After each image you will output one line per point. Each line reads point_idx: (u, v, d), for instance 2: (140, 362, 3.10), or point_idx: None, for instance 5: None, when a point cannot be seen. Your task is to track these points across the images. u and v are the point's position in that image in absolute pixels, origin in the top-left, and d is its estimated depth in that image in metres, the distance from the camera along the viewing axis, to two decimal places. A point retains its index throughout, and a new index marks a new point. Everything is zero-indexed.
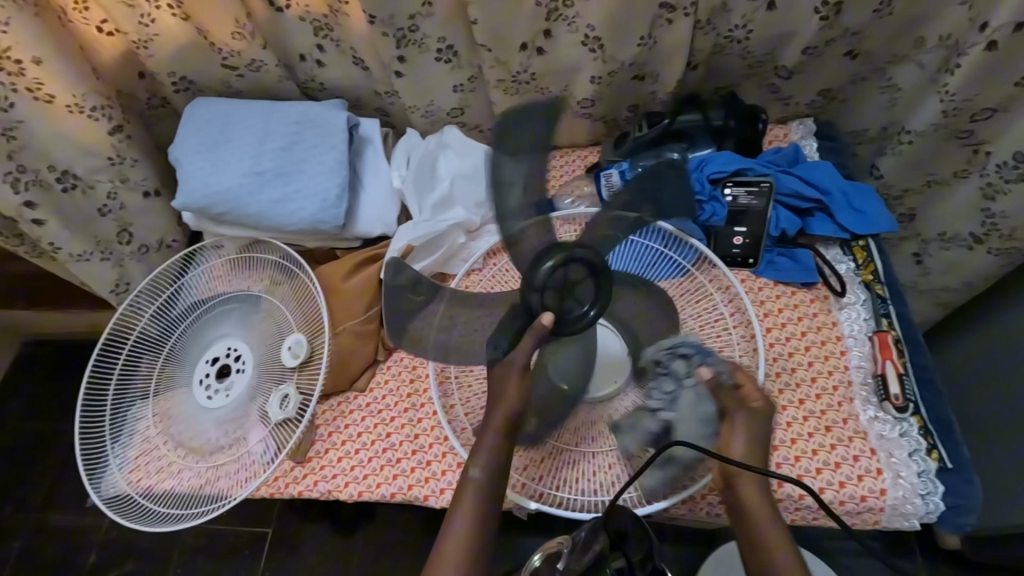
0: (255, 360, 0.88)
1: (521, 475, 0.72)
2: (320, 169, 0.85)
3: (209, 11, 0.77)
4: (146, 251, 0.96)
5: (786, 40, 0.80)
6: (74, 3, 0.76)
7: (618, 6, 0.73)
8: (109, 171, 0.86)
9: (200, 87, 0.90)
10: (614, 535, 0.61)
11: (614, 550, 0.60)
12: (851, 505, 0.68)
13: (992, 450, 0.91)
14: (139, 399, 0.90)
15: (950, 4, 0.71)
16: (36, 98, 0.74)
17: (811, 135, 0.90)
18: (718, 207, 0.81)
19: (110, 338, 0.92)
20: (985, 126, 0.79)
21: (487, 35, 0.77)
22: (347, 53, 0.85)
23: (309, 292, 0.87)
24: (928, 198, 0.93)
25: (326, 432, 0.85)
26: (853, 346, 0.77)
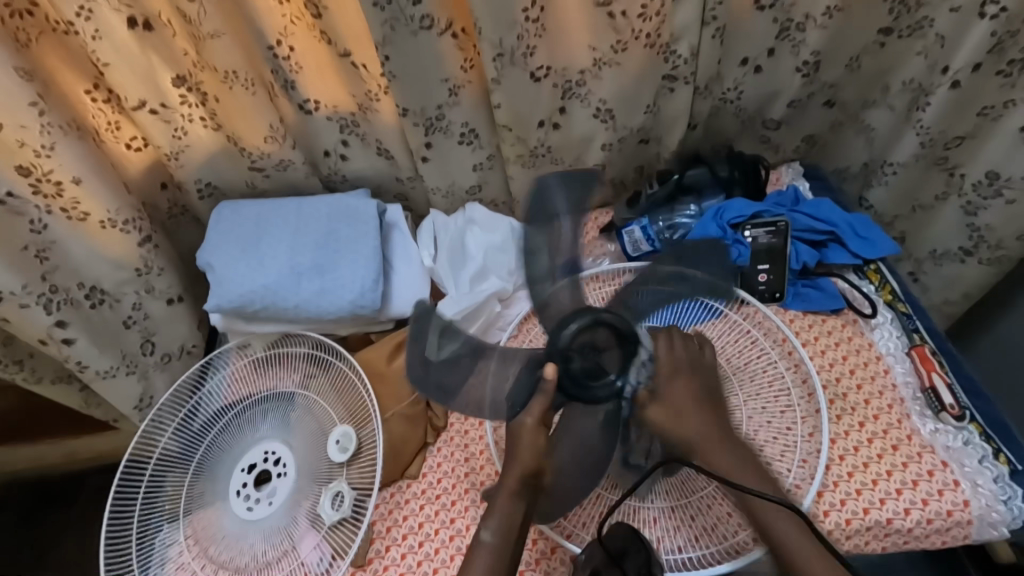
0: (297, 462, 0.81)
1: (569, 523, 0.69)
2: (355, 256, 0.86)
3: (244, 119, 0.81)
4: (168, 360, 0.93)
5: (772, 97, 0.90)
6: (107, 124, 0.79)
7: (627, 81, 0.82)
8: (136, 282, 0.84)
9: (223, 191, 0.92)
10: (616, 554, 0.64)
11: (612, 566, 0.63)
12: (939, 522, 0.69)
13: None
14: (165, 522, 0.81)
15: (909, 55, 0.84)
16: (70, 217, 0.75)
17: (801, 176, 0.98)
18: (742, 249, 0.85)
19: (129, 460, 0.83)
20: (958, 152, 0.90)
21: (510, 116, 0.82)
22: (371, 145, 0.89)
23: (350, 380, 0.82)
24: (915, 221, 1.02)
25: (384, 528, 0.80)
26: (895, 363, 0.80)
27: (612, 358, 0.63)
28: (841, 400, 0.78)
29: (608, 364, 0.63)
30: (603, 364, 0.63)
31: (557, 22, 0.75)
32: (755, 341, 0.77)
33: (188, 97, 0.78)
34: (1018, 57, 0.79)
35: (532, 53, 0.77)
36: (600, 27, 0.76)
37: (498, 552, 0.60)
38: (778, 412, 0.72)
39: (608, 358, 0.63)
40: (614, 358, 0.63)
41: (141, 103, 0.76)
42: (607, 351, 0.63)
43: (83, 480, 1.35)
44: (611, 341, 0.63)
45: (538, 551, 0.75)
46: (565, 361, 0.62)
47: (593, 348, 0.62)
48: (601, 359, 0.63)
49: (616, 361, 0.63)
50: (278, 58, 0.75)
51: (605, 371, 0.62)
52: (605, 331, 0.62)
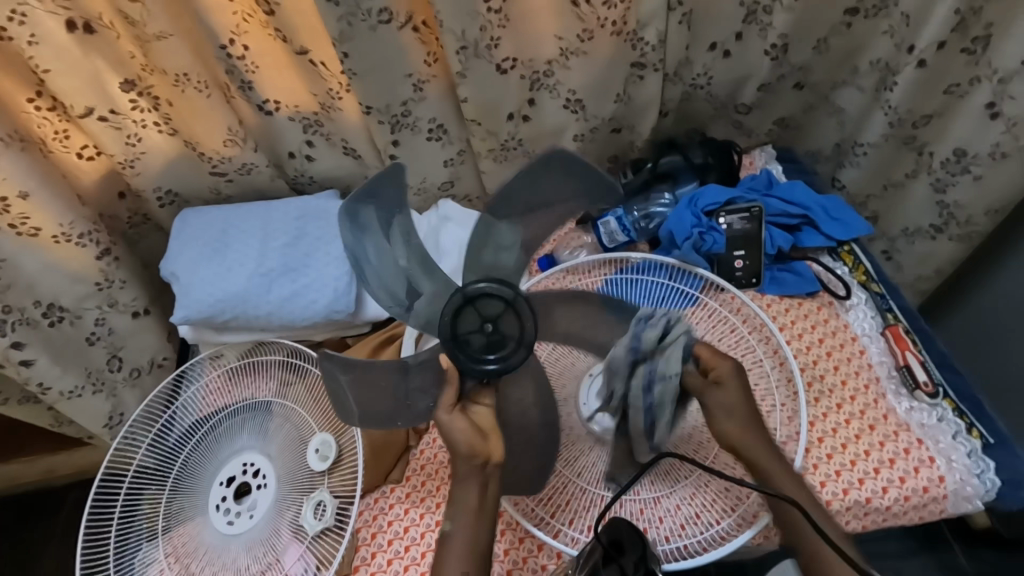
0: (277, 472, 0.79)
1: (554, 520, 0.68)
2: (325, 260, 0.84)
3: (201, 122, 0.78)
4: (138, 375, 0.91)
5: (742, 81, 0.90)
6: (54, 133, 0.75)
7: (596, 71, 0.80)
8: (97, 297, 0.82)
9: (185, 198, 0.88)
10: (611, 547, 0.61)
11: (609, 563, 0.60)
12: (916, 498, 0.70)
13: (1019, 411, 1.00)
14: (144, 541, 0.78)
15: (875, 34, 0.84)
16: (20, 233, 0.72)
17: (774, 159, 0.98)
18: (717, 236, 0.85)
19: (103, 476, 0.79)
20: (926, 130, 0.91)
21: (477, 109, 0.80)
22: (337, 145, 0.86)
23: (326, 387, 0.80)
24: (887, 199, 1.03)
25: (369, 534, 0.79)
26: (870, 344, 0.81)
27: (507, 322, 0.60)
28: (818, 382, 0.78)
29: (505, 332, 0.60)
30: (504, 333, 0.60)
31: (520, 12, 0.73)
32: (735, 329, 0.76)
33: (139, 102, 0.74)
34: (981, 34, 0.79)
35: (497, 45, 0.74)
36: (565, 16, 0.74)
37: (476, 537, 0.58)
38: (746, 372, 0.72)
39: (505, 322, 0.60)
40: (511, 322, 0.60)
41: (89, 110, 0.72)
42: (499, 318, 0.60)
43: (62, 495, 1.31)
44: (500, 308, 0.60)
45: (529, 551, 0.75)
46: (464, 345, 0.60)
47: (487, 320, 0.60)
48: (502, 327, 0.60)
49: (512, 324, 0.60)
50: (232, 58, 0.71)
51: (504, 338, 0.60)
52: (491, 299, 0.60)
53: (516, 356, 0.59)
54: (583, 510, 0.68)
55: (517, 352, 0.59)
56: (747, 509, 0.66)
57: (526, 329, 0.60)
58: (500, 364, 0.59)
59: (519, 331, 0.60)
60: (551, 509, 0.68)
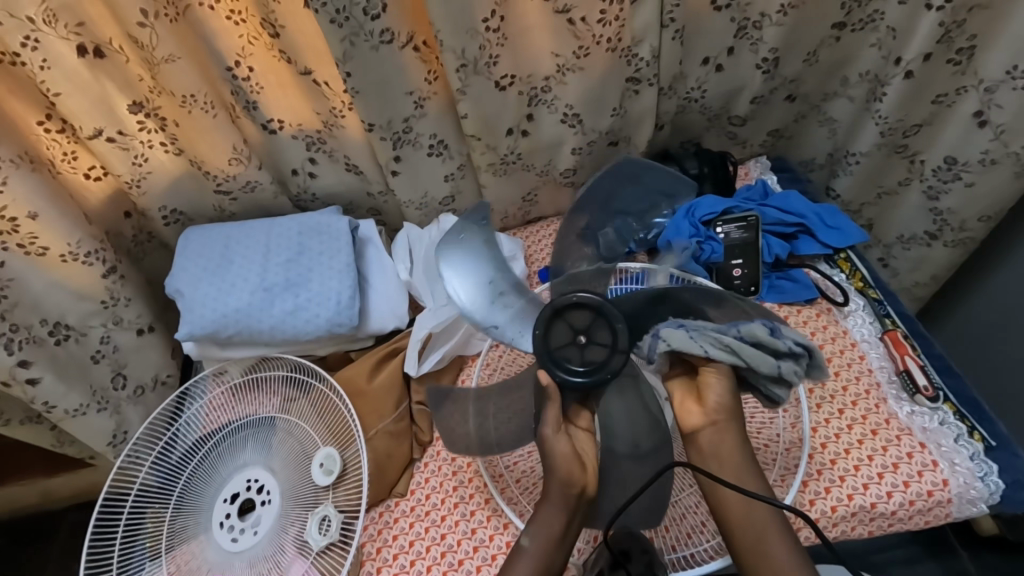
0: (282, 488, 0.79)
1: None
2: (329, 274, 0.85)
3: (207, 142, 0.79)
4: (142, 392, 0.91)
5: (736, 94, 0.92)
6: (63, 154, 0.76)
7: (593, 86, 0.82)
8: (102, 314, 0.83)
9: (190, 216, 0.90)
10: (619, 555, 0.63)
11: (616, 568, 0.62)
12: (921, 503, 0.70)
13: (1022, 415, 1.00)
14: (147, 560, 0.77)
15: (864, 47, 0.86)
16: (28, 253, 0.73)
17: (768, 170, 1.00)
18: (715, 244, 0.86)
19: (107, 495, 0.79)
20: (917, 139, 0.93)
21: (477, 125, 0.82)
22: (340, 162, 0.88)
23: (330, 400, 0.80)
24: (882, 206, 1.04)
25: (374, 549, 0.79)
26: (869, 349, 0.82)
27: (600, 332, 0.62)
28: (820, 388, 0.79)
29: (599, 343, 0.61)
30: (595, 339, 0.61)
31: (518, 30, 0.75)
32: None
33: (146, 123, 0.76)
34: (965, 46, 0.81)
35: (496, 63, 0.77)
36: (561, 34, 0.77)
37: None
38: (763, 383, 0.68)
39: (595, 332, 0.62)
40: (599, 329, 0.62)
41: (97, 131, 0.73)
42: (590, 326, 0.62)
43: (61, 517, 1.30)
44: (590, 317, 0.62)
45: None
46: (560, 359, 0.61)
47: (579, 331, 0.62)
48: (598, 337, 0.62)
49: (607, 335, 0.62)
50: (237, 78, 0.73)
51: (601, 349, 0.61)
52: (579, 310, 0.63)
53: (614, 364, 0.60)
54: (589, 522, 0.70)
55: (615, 361, 0.61)
56: None
57: (618, 337, 0.61)
58: (597, 373, 0.60)
59: (613, 340, 0.61)
60: None
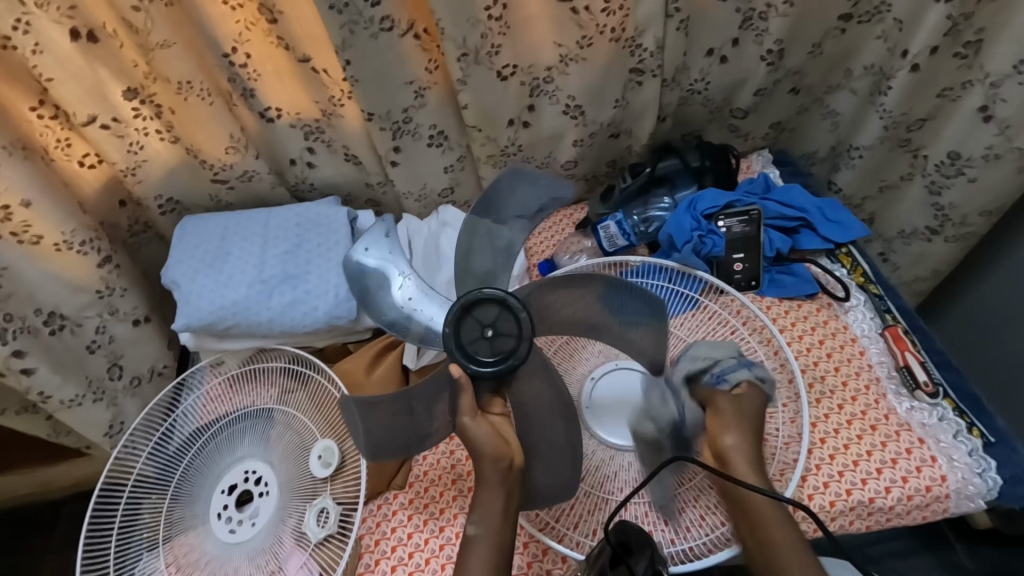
0: (280, 479, 0.79)
1: (558, 525, 0.70)
2: (327, 266, 0.84)
3: (203, 130, 0.78)
4: (138, 383, 0.90)
5: (739, 86, 0.91)
6: (57, 141, 0.75)
7: (595, 76, 0.81)
8: (98, 305, 0.82)
9: (186, 205, 0.88)
10: (619, 548, 0.61)
11: (617, 564, 0.60)
12: (919, 498, 0.70)
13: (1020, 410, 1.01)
14: (145, 550, 0.77)
15: (869, 39, 0.85)
16: (21, 241, 0.72)
17: (770, 163, 0.99)
18: (717, 239, 0.85)
19: (102, 486, 0.78)
20: (920, 134, 0.92)
21: (477, 115, 0.81)
22: (338, 152, 0.87)
23: (328, 392, 0.80)
24: (884, 201, 1.04)
25: (373, 541, 0.79)
26: (869, 344, 0.82)
27: (506, 324, 0.61)
28: (820, 383, 0.79)
29: (507, 334, 0.61)
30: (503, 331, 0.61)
31: (520, 18, 0.74)
32: (735, 330, 0.76)
33: (141, 110, 0.75)
34: (973, 39, 0.80)
35: (497, 52, 0.75)
36: (564, 23, 0.75)
37: (492, 536, 0.57)
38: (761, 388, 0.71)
39: (501, 325, 0.61)
40: (506, 319, 0.62)
41: (91, 118, 0.72)
42: (496, 319, 0.61)
43: (58, 507, 1.29)
44: (497, 311, 0.62)
45: (549, 562, 0.73)
46: (469, 355, 0.60)
47: (485, 326, 0.61)
48: (505, 329, 0.61)
49: (512, 325, 0.61)
50: (234, 65, 0.72)
51: (507, 339, 0.61)
52: (485, 304, 0.62)
53: (516, 351, 0.60)
54: (588, 514, 0.70)
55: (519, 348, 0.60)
56: None
57: (523, 326, 0.61)
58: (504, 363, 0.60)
59: (517, 330, 0.61)
60: (555, 513, 0.70)
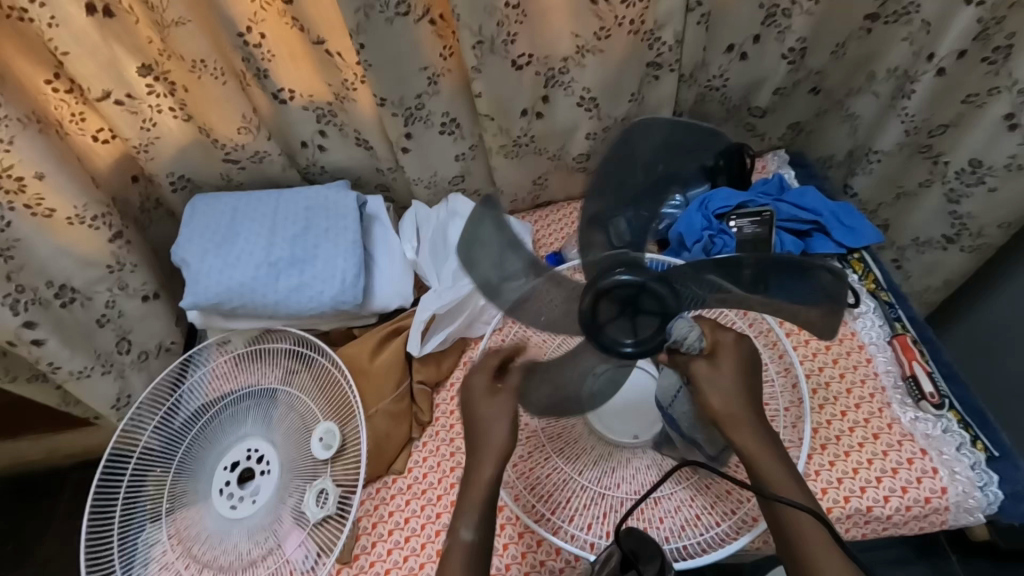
0: (281, 459, 0.80)
1: (554, 519, 0.70)
2: (335, 250, 0.84)
3: (215, 109, 0.78)
4: (146, 358, 0.92)
5: (758, 84, 0.90)
6: (71, 115, 0.76)
7: (611, 69, 0.80)
8: (108, 280, 0.83)
9: (197, 184, 0.89)
10: (629, 555, 0.62)
11: (627, 568, 0.62)
12: (917, 509, 0.70)
13: None
14: (147, 522, 0.79)
15: (895, 41, 0.84)
16: (35, 214, 0.73)
17: (786, 164, 0.98)
18: (727, 239, 0.84)
19: (109, 457, 0.80)
20: (942, 140, 0.90)
21: (490, 105, 0.80)
22: (350, 136, 0.86)
23: (332, 376, 0.80)
24: (900, 208, 1.02)
25: (370, 524, 0.80)
26: (877, 353, 0.81)
27: (650, 301, 0.50)
28: (823, 390, 0.78)
29: (647, 312, 0.51)
30: (643, 309, 0.51)
31: (537, 7, 0.73)
32: (742, 332, 0.77)
33: (155, 87, 0.75)
34: (1003, 44, 0.78)
35: (513, 41, 0.74)
36: (582, 13, 0.74)
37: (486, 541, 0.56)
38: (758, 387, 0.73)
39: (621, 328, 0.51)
40: (649, 298, 0.50)
41: (106, 93, 0.72)
42: (637, 300, 0.50)
43: (66, 474, 1.32)
44: (631, 293, 0.50)
45: (543, 553, 0.73)
46: (608, 343, 0.52)
47: (622, 308, 0.51)
48: (627, 325, 0.51)
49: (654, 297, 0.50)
50: (248, 45, 0.72)
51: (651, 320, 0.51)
52: (617, 289, 0.50)
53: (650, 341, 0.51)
54: (583, 509, 0.70)
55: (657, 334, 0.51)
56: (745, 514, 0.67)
57: (668, 304, 0.50)
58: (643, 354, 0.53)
59: (663, 309, 0.50)
60: (552, 506, 0.71)
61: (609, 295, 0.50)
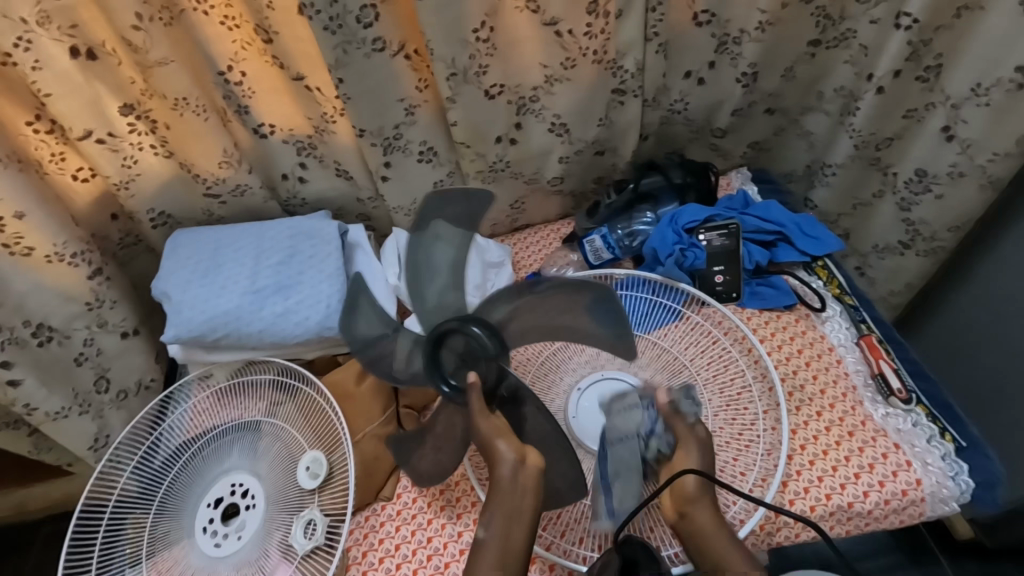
0: (266, 492, 0.78)
1: (548, 533, 0.71)
2: (318, 278, 0.85)
3: (197, 144, 0.80)
4: (125, 397, 0.91)
5: (717, 107, 0.96)
6: (51, 155, 0.77)
7: (580, 97, 0.85)
8: (87, 317, 0.82)
9: (178, 219, 0.90)
10: (627, 563, 0.62)
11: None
12: (895, 502, 0.72)
13: (994, 425, 1.03)
14: (127, 567, 0.76)
15: (838, 64, 0.91)
16: (13, 253, 0.73)
17: (750, 180, 1.03)
18: (698, 251, 0.88)
19: (87, 500, 0.77)
20: (889, 152, 0.96)
21: (466, 132, 0.83)
22: (330, 167, 0.89)
23: (319, 404, 0.80)
24: (857, 217, 1.08)
25: (360, 553, 0.78)
26: (846, 353, 0.84)
27: (454, 341, 0.63)
28: (799, 391, 0.81)
29: (467, 346, 0.62)
30: (461, 347, 0.62)
31: (506, 40, 0.78)
32: (717, 340, 0.79)
33: (136, 125, 0.76)
34: (933, 64, 0.85)
35: (485, 72, 0.78)
36: (549, 45, 0.79)
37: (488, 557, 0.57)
38: (737, 395, 0.76)
39: (478, 371, 0.62)
40: (454, 336, 0.62)
41: (87, 132, 0.73)
42: (456, 353, 0.63)
43: (36, 529, 1.27)
44: (452, 355, 0.63)
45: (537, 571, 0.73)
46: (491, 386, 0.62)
47: (461, 360, 0.63)
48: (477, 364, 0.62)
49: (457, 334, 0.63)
50: (230, 83, 0.75)
51: (466, 345, 0.62)
52: (443, 360, 0.63)
53: (494, 347, 0.61)
54: (575, 523, 0.71)
55: (485, 344, 0.61)
56: (732, 517, 0.69)
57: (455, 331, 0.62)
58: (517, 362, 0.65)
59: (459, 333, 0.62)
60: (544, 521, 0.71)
61: (445, 353, 0.63)
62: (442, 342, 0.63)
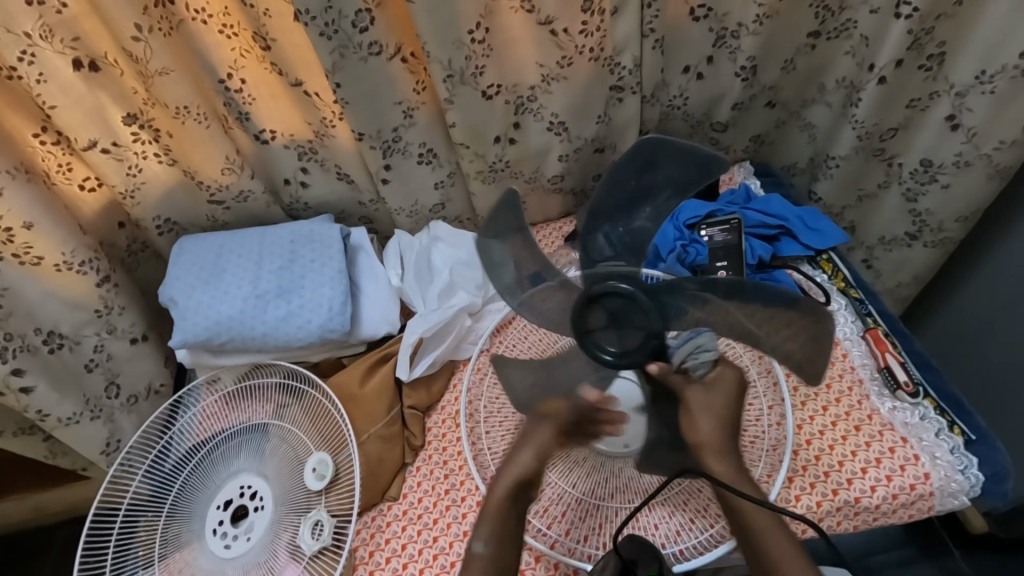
0: (274, 494, 0.79)
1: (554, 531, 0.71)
2: (321, 281, 0.86)
3: (200, 151, 0.81)
4: (135, 401, 0.92)
5: (717, 101, 0.96)
6: (58, 166, 0.78)
7: (578, 95, 0.85)
8: (96, 323, 0.84)
9: (183, 226, 0.91)
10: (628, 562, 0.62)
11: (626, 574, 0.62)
12: (903, 496, 0.71)
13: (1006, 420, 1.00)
14: (139, 569, 0.77)
15: (838, 55, 0.90)
16: (23, 262, 0.74)
17: (752, 175, 1.03)
18: (699, 247, 0.88)
19: (100, 504, 0.79)
20: (893, 143, 0.95)
21: (465, 133, 0.84)
22: (331, 170, 0.90)
23: (324, 406, 0.81)
24: (863, 209, 1.07)
25: (367, 553, 0.79)
26: (852, 348, 0.83)
27: (615, 300, 0.57)
28: (804, 386, 0.81)
29: (632, 308, 0.57)
30: (623, 309, 0.57)
31: (502, 40, 0.78)
32: None
33: (140, 134, 0.77)
34: (936, 52, 0.84)
35: (482, 72, 0.79)
36: (545, 44, 0.79)
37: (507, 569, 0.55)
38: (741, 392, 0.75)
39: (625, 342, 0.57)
40: (616, 295, 0.57)
41: (92, 142, 0.75)
42: (617, 313, 0.57)
43: (52, 533, 1.29)
44: (606, 311, 0.57)
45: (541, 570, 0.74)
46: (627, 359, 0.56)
47: (614, 322, 0.57)
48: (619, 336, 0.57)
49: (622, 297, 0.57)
50: (230, 90, 0.76)
51: (631, 309, 0.57)
52: (590, 314, 0.57)
53: (655, 321, 0.56)
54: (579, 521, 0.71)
55: (647, 316, 0.56)
56: None
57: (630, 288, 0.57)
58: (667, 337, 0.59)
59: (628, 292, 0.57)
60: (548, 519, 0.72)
61: (598, 308, 0.57)
62: (605, 296, 0.57)
